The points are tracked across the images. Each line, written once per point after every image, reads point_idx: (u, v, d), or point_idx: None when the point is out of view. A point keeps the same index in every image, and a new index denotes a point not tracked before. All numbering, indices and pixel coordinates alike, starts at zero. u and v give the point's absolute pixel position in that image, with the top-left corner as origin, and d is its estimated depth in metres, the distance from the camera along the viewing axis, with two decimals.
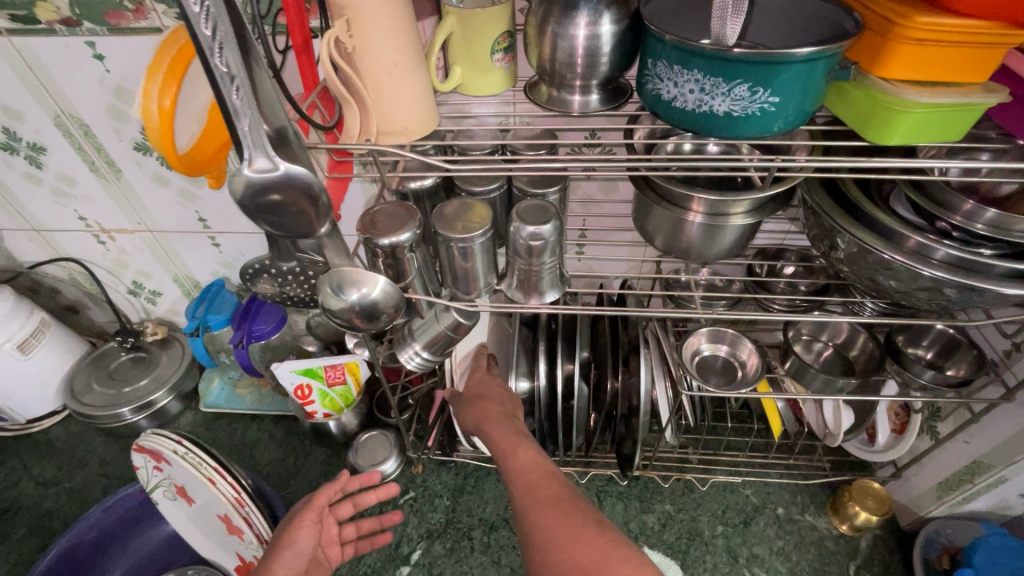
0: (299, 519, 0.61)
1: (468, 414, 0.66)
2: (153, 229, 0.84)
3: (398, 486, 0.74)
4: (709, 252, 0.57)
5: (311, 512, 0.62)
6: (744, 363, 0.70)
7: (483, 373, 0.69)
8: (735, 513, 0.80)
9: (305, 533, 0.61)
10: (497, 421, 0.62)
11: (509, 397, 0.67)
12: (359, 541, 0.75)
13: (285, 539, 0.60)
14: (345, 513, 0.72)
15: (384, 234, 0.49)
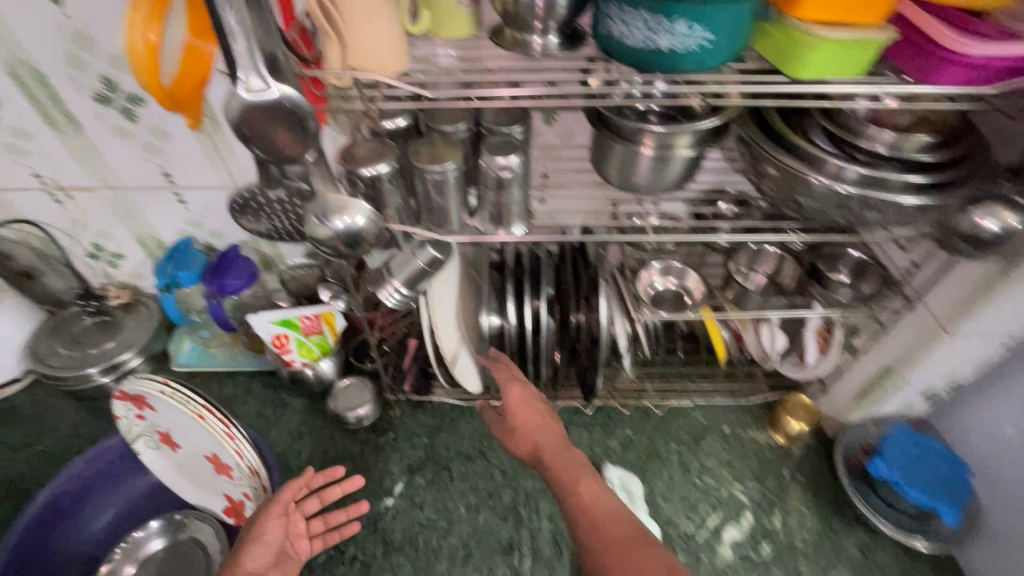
0: (266, 512, 0.65)
1: (518, 441, 0.70)
2: (115, 186, 0.83)
3: (362, 479, 0.76)
4: (656, 185, 0.65)
5: (277, 508, 0.65)
6: (690, 291, 0.80)
7: (515, 386, 0.72)
8: (687, 433, 0.89)
9: (273, 526, 0.65)
10: (550, 449, 0.67)
11: (551, 419, 0.71)
12: (328, 533, 0.75)
13: (253, 532, 0.64)
14: (312, 509, 0.74)
15: (363, 165, 0.52)
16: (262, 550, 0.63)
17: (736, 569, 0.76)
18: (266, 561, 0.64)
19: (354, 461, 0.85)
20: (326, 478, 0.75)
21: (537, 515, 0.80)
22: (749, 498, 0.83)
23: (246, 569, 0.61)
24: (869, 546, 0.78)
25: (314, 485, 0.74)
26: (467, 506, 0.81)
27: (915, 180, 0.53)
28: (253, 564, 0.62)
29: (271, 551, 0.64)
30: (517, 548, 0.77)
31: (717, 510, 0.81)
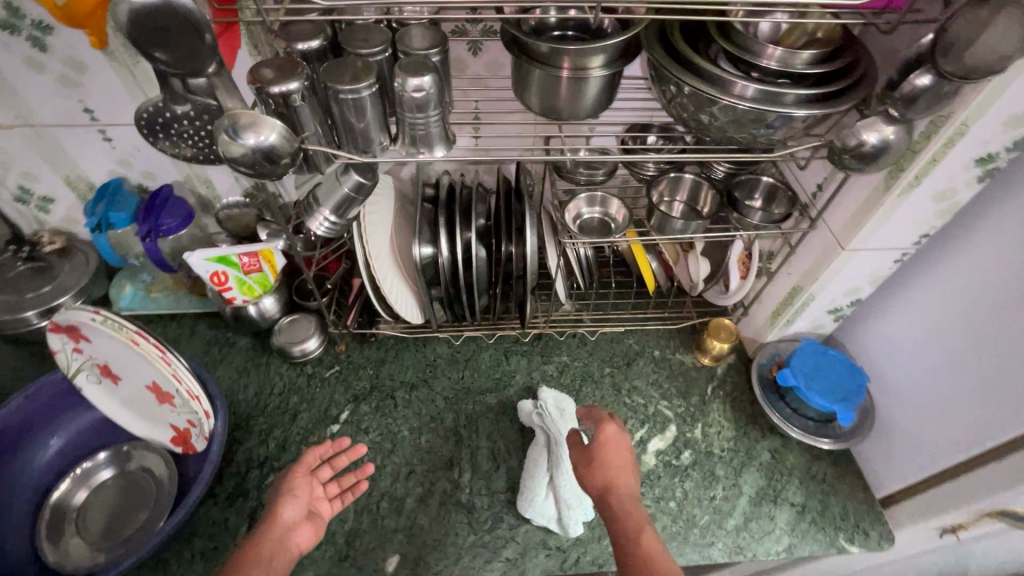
0: (292, 470, 0.71)
1: (596, 482, 0.68)
2: (34, 123, 0.81)
3: (365, 443, 0.76)
4: (579, 106, 0.69)
5: (302, 471, 0.71)
6: (614, 218, 0.85)
7: (613, 433, 0.72)
8: (620, 357, 0.95)
9: (297, 480, 0.70)
10: (620, 496, 0.67)
11: (634, 474, 0.70)
12: (344, 494, 0.75)
13: (283, 487, 0.69)
14: (327, 475, 0.74)
15: (274, 82, 0.54)
16: (295, 503, 0.68)
17: (659, 473, 0.82)
18: (297, 516, 0.68)
19: (300, 392, 0.88)
20: (335, 446, 0.75)
21: (477, 434, 0.85)
22: (674, 413, 0.89)
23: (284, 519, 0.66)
24: (779, 450, 0.86)
25: (327, 454, 0.75)
26: (410, 429, 0.85)
27: (807, 93, 0.57)
28: (289, 517, 0.67)
29: (302, 507, 0.68)
30: (457, 463, 0.82)
31: (644, 424, 0.87)
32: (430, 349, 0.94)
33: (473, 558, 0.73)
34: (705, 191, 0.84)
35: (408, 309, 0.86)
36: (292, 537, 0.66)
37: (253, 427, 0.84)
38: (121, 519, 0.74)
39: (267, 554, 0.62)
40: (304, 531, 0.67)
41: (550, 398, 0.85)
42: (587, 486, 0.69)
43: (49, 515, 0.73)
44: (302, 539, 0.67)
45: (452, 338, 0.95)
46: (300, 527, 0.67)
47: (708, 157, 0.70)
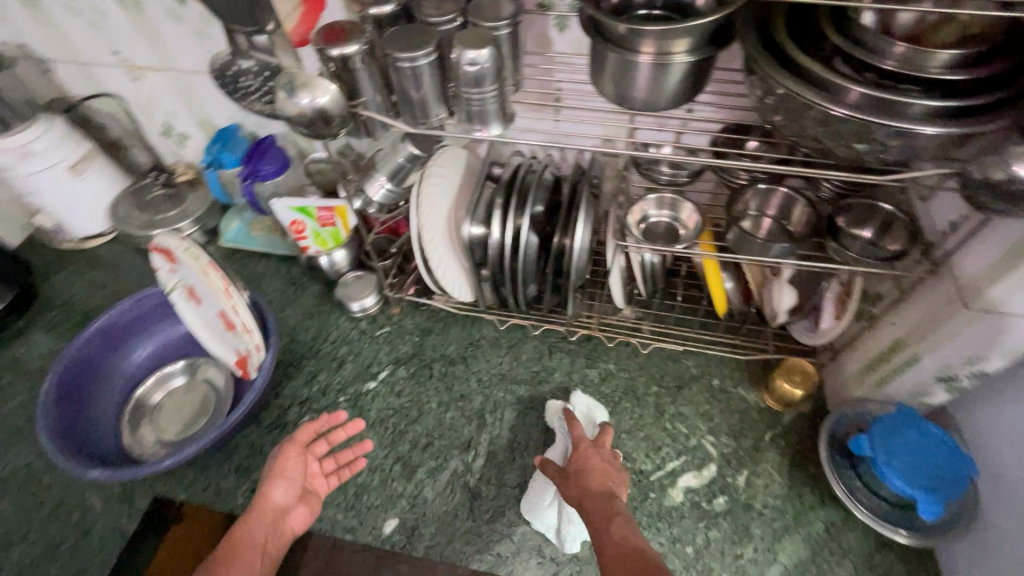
0: (284, 450, 0.72)
1: (573, 489, 0.66)
2: (175, 69, 0.93)
3: (362, 422, 0.75)
4: (656, 98, 0.62)
5: (293, 452, 0.72)
6: (684, 223, 0.77)
7: (582, 441, 0.72)
8: (672, 379, 0.87)
9: (286, 463, 0.71)
10: (590, 499, 0.64)
11: (616, 476, 0.68)
12: (340, 470, 0.76)
13: (274, 469, 0.70)
14: (322, 451, 0.75)
15: (333, 45, 0.56)
16: (286, 486, 0.70)
17: (682, 512, 0.75)
18: (290, 496, 0.70)
19: (350, 344, 0.93)
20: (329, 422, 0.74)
21: (500, 422, 0.84)
22: (718, 451, 0.80)
23: (274, 502, 0.69)
24: (836, 525, 0.73)
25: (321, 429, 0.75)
26: (439, 402, 0.86)
27: (941, 104, 0.46)
28: (281, 498, 0.69)
29: (296, 487, 0.71)
30: (474, 446, 0.81)
31: (679, 455, 0.80)
32: (476, 328, 0.94)
33: (465, 544, 0.73)
34: (799, 208, 0.73)
35: (457, 287, 0.86)
36: (286, 517, 0.69)
37: (304, 367, 0.91)
38: (184, 423, 0.86)
39: (257, 541, 0.66)
40: (297, 514, 0.70)
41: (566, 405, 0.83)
42: (567, 498, 0.66)
43: (133, 407, 0.87)
44: (296, 519, 0.70)
45: (499, 322, 0.94)
46: (294, 509, 0.70)
47: (801, 170, 0.59)
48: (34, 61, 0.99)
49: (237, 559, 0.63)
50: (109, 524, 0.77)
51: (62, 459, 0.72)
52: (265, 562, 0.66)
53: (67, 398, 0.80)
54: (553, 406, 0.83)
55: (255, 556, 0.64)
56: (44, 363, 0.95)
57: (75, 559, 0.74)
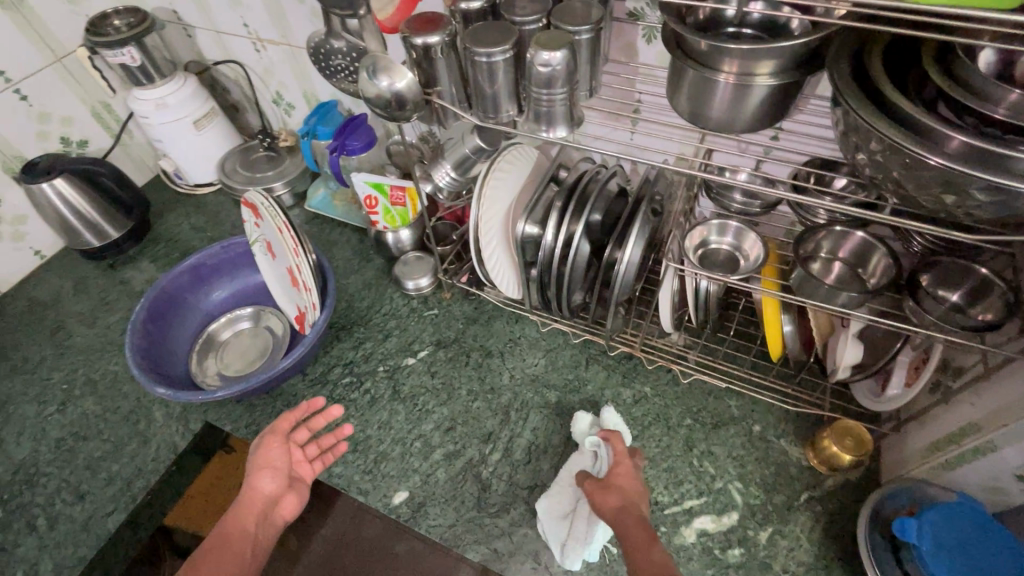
0: (267, 442, 0.76)
1: (608, 499, 0.66)
2: (292, 44, 1.02)
3: (340, 406, 0.79)
4: (730, 122, 0.59)
5: (275, 442, 0.77)
6: (745, 254, 0.73)
7: (625, 458, 0.71)
8: (709, 415, 0.83)
9: (269, 453, 0.76)
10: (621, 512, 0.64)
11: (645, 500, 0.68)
12: (324, 455, 0.80)
13: (258, 460, 0.75)
14: (303, 439, 0.80)
15: (418, 34, 0.58)
16: (273, 475, 0.74)
17: (691, 554, 0.71)
18: (278, 485, 0.75)
19: (398, 320, 0.98)
20: (308, 409, 0.79)
21: (523, 422, 0.84)
22: (743, 501, 0.75)
23: (262, 491, 0.73)
24: None
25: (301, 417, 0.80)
26: (468, 391, 0.88)
27: None
28: (269, 488, 0.74)
29: (283, 476, 0.75)
30: (493, 440, 0.82)
31: (700, 495, 0.76)
32: (519, 326, 0.95)
33: (465, 531, 0.74)
34: (879, 257, 0.67)
35: (505, 282, 0.87)
36: (276, 504, 0.74)
37: (353, 333, 0.97)
38: (242, 363, 0.94)
39: (250, 531, 0.69)
40: (287, 501, 0.74)
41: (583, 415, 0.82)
42: (601, 512, 0.66)
43: (203, 340, 0.97)
44: (286, 506, 0.74)
45: (542, 324, 0.94)
46: (284, 497, 0.74)
47: (881, 216, 0.54)
48: (183, 27, 1.13)
49: (229, 547, 0.67)
50: (165, 438, 0.87)
51: (138, 373, 0.82)
52: (261, 547, 0.69)
53: (152, 321, 0.90)
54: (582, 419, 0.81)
55: (247, 545, 0.68)
56: (144, 288, 1.08)
57: (134, 461, 0.85)
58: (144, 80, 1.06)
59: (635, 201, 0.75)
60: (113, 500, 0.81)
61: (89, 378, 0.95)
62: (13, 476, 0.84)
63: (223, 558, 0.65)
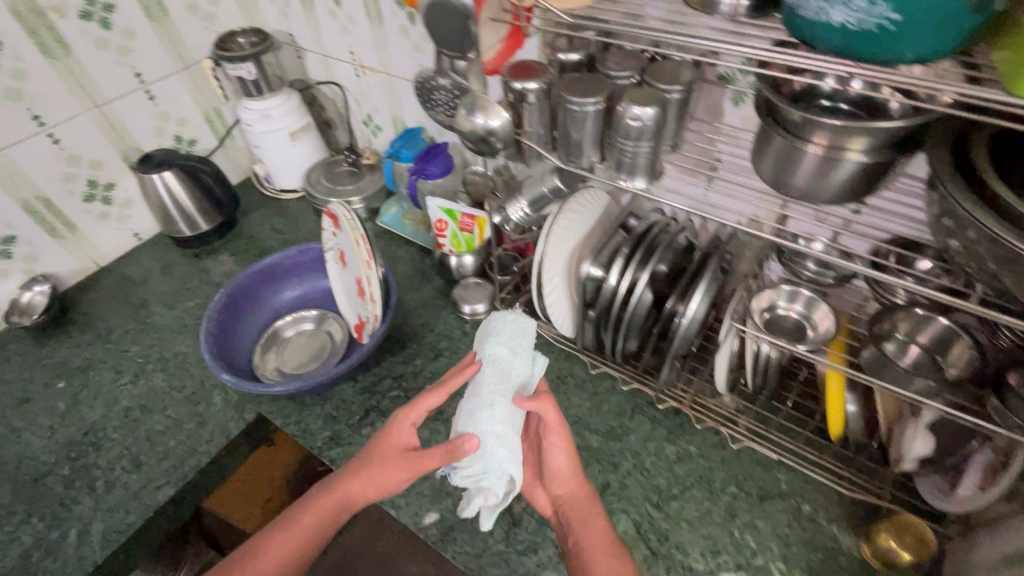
0: (402, 471, 0.69)
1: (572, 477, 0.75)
2: (390, 73, 1.10)
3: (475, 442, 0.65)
4: (813, 191, 0.59)
5: (405, 467, 0.70)
6: (814, 325, 0.71)
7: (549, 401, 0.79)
8: (755, 487, 0.79)
9: (389, 474, 0.70)
10: (579, 498, 0.74)
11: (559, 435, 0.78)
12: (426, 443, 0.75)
13: (378, 479, 0.70)
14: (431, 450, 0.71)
15: (517, 79, 0.62)
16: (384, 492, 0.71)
17: None
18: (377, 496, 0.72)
19: (450, 342, 1.01)
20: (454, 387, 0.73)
21: None
22: None
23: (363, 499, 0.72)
24: None
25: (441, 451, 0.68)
26: None
27: None
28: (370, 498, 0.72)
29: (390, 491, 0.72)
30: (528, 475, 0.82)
31: (738, 569, 0.73)
32: (567, 364, 0.96)
33: (490, 564, 0.74)
34: (962, 347, 0.64)
35: (560, 319, 0.88)
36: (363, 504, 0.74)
37: (406, 348, 1.00)
38: (301, 362, 0.99)
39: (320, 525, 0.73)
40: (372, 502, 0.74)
41: (512, 321, 0.77)
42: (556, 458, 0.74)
43: (268, 334, 1.03)
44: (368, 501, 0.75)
45: (591, 365, 0.94)
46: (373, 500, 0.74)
47: (967, 304, 0.52)
48: (295, 49, 1.23)
49: (292, 534, 0.72)
50: (221, 423, 0.91)
51: (207, 358, 0.88)
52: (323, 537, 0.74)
53: (227, 312, 0.97)
54: (520, 322, 0.77)
55: (309, 538, 0.72)
56: (222, 279, 1.16)
57: (190, 440, 0.89)
58: (255, 92, 1.17)
59: (704, 257, 0.76)
60: (166, 474, 0.86)
61: (162, 356, 1.01)
62: (82, 437, 0.90)
63: (279, 551, 0.71)
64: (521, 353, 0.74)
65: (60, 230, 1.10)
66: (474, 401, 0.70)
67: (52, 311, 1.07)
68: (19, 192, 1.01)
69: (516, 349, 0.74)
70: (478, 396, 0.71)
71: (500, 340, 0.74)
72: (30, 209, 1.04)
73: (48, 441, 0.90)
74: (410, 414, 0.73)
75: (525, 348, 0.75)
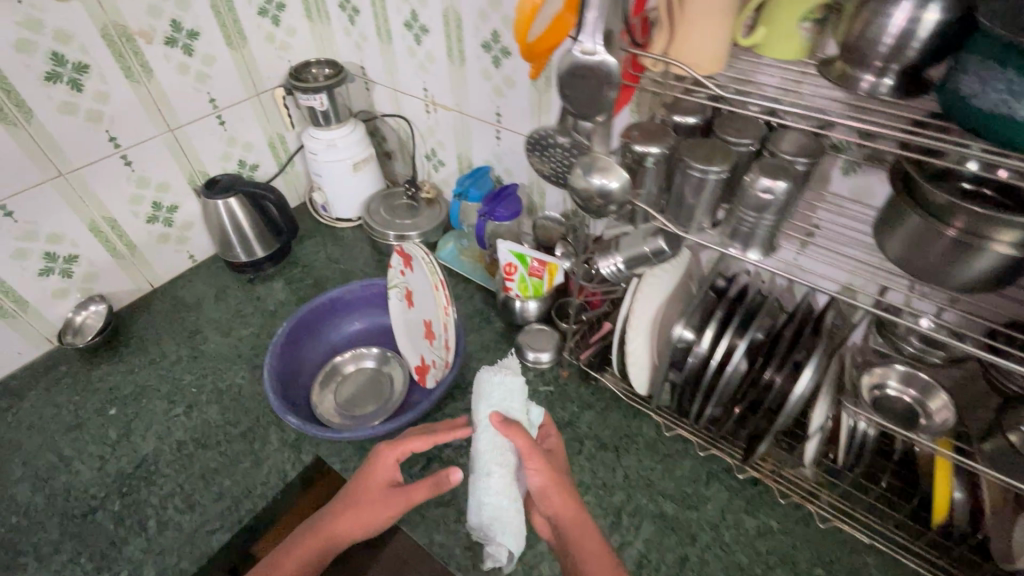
0: (385, 509, 0.69)
1: (563, 498, 0.69)
2: (464, 112, 1.10)
3: (459, 472, 0.68)
4: (946, 275, 0.57)
5: (391, 506, 0.69)
6: (930, 414, 0.67)
7: (553, 438, 0.78)
8: (845, 570, 0.75)
9: (371, 516, 0.69)
10: (572, 519, 0.68)
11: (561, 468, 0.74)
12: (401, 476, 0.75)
13: (360, 520, 0.68)
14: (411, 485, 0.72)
15: (640, 142, 0.61)
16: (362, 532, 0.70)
17: None
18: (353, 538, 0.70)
19: None
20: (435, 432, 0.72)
21: (635, 530, 0.79)
22: None
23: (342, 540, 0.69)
24: None
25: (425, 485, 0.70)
26: (581, 480, 0.85)
27: None
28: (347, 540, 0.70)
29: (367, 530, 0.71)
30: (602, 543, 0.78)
31: None
32: (636, 422, 0.92)
33: None
34: None
35: (637, 378, 0.85)
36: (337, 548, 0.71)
37: (468, 394, 0.97)
38: (358, 402, 0.95)
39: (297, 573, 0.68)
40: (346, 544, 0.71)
41: (501, 381, 0.73)
42: (537, 483, 0.69)
43: (326, 369, 1.00)
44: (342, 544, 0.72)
45: (663, 426, 0.90)
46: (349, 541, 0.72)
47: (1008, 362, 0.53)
48: (364, 81, 1.24)
49: None
50: (277, 464, 0.87)
51: (271, 396, 0.86)
52: None
53: (287, 346, 0.95)
54: (507, 381, 0.73)
55: None
56: (276, 308, 1.14)
57: (245, 480, 0.86)
58: (323, 121, 1.17)
59: (806, 328, 0.74)
60: (220, 516, 0.82)
61: (216, 387, 0.98)
62: (134, 470, 0.87)
63: None
64: (515, 414, 0.72)
65: (121, 251, 1.09)
66: (475, 467, 0.69)
67: (107, 331, 1.05)
68: (88, 212, 1.01)
69: (511, 395, 0.72)
70: (477, 459, 0.70)
71: (491, 404, 0.71)
72: (95, 228, 1.03)
73: (98, 472, 0.87)
74: (388, 453, 0.72)
75: (520, 399, 0.73)
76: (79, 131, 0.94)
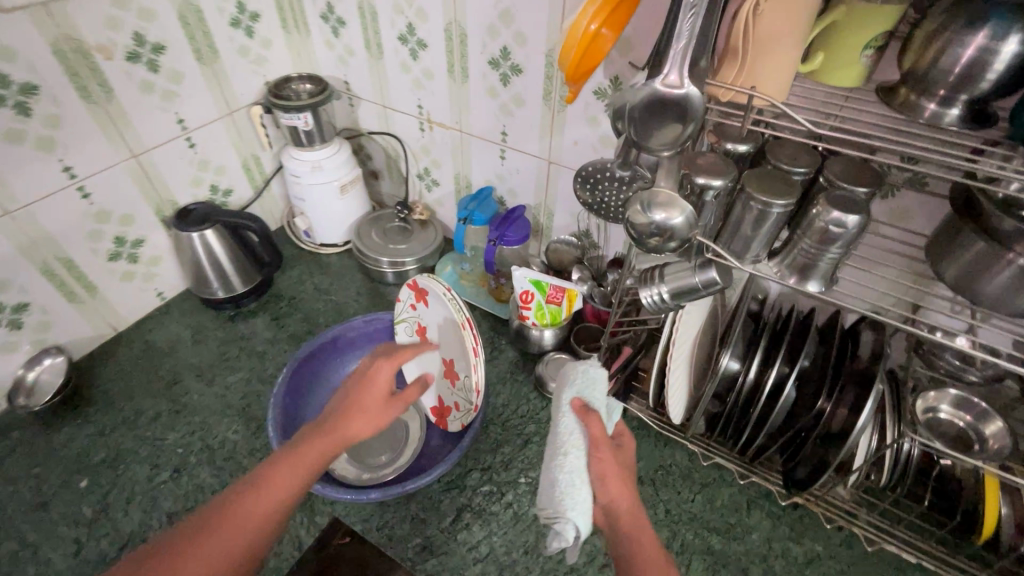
0: (388, 406, 0.60)
1: (627, 494, 0.57)
2: (464, 130, 1.04)
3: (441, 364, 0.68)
4: (1006, 302, 0.56)
5: (395, 408, 0.61)
6: (985, 438, 0.68)
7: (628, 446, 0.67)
8: None
9: (375, 417, 0.59)
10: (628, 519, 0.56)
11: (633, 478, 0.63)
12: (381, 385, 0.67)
13: (362, 418, 0.59)
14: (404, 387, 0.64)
15: (701, 173, 0.57)
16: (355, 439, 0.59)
17: None
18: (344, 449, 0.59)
19: (538, 424, 0.92)
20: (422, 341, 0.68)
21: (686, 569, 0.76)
22: None
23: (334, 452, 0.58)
24: None
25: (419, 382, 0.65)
26: None
27: None
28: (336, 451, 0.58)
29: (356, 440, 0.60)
30: None
31: None
32: (669, 452, 0.89)
33: None
34: None
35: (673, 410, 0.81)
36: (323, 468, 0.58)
37: (490, 433, 0.91)
38: (371, 450, 0.87)
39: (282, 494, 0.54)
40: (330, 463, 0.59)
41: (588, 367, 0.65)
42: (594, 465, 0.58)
43: None
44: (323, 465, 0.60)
45: (699, 455, 0.88)
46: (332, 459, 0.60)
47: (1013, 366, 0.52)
48: (348, 97, 1.15)
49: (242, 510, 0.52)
50: (290, 529, 0.78)
51: None
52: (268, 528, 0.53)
53: (289, 394, 0.86)
54: (599, 372, 0.65)
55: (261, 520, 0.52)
56: (265, 349, 1.03)
57: None
58: (305, 141, 1.07)
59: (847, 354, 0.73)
60: None
61: (206, 446, 0.87)
62: (118, 553, 0.76)
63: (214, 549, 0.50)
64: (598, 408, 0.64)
65: (80, 294, 0.95)
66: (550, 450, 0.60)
67: (66, 390, 0.93)
68: (40, 253, 0.87)
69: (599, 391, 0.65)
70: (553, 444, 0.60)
71: (575, 388, 0.63)
72: (47, 270, 0.89)
73: (74, 560, 0.75)
74: (396, 356, 0.63)
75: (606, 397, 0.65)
76: (28, 161, 0.81)
